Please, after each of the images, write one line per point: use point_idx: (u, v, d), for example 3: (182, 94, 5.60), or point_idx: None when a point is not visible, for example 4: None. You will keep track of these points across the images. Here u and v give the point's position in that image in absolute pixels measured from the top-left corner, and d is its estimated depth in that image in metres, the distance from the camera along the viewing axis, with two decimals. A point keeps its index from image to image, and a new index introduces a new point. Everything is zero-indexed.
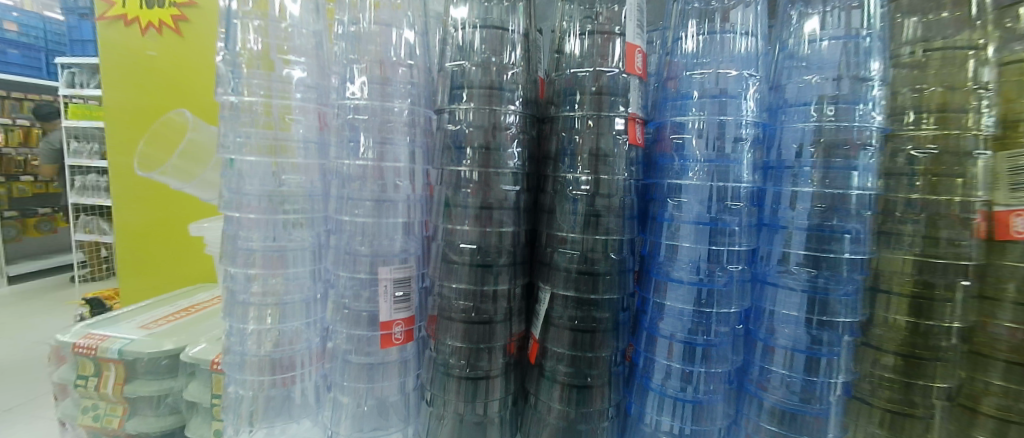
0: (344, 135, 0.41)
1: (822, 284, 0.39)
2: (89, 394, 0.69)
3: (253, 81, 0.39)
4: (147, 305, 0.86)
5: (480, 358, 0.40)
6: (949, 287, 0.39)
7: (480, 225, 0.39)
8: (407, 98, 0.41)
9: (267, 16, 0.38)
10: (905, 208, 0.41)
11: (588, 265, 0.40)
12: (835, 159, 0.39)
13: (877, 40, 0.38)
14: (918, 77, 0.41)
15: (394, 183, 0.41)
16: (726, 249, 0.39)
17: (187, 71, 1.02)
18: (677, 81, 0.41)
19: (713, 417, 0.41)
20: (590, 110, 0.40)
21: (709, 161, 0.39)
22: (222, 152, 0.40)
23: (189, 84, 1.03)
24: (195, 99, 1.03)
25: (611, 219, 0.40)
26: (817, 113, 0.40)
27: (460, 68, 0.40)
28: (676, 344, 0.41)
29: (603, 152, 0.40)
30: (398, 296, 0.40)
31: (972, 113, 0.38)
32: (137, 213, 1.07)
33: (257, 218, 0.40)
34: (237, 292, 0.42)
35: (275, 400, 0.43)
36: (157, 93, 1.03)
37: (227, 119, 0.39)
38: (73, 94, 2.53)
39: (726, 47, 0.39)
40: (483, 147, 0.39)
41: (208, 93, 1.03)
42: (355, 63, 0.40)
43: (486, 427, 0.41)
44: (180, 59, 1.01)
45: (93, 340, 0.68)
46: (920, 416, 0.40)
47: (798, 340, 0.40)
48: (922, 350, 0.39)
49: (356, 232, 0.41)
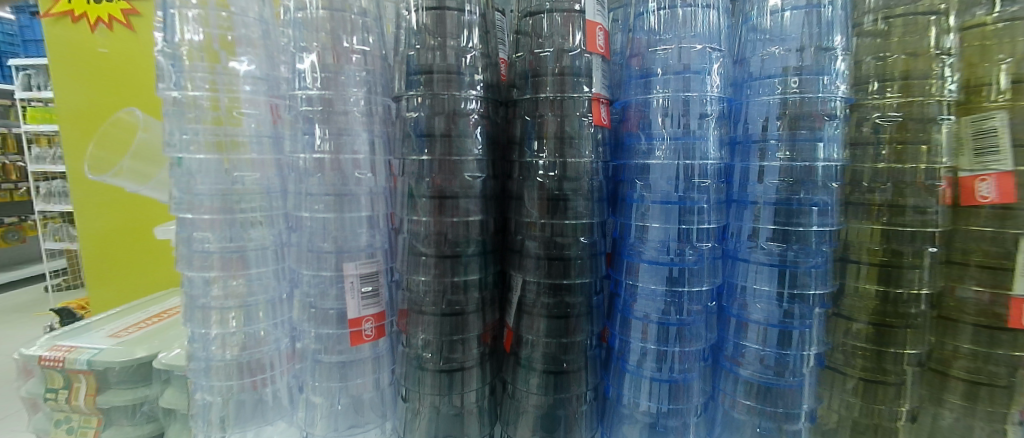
0: (298, 127, 0.40)
1: (791, 257, 0.39)
2: (60, 407, 0.68)
3: (196, 74, 0.37)
4: (119, 312, 0.83)
5: (453, 350, 0.40)
6: (916, 255, 0.39)
7: (446, 215, 0.38)
8: (363, 86, 0.40)
9: (207, 5, 0.37)
10: (871, 178, 0.41)
11: (557, 250, 0.39)
12: (801, 131, 0.38)
13: (838, 9, 0.38)
14: (881, 45, 0.41)
15: (355, 176, 0.40)
16: (696, 227, 0.39)
17: (140, 63, 1.06)
18: (641, 58, 0.40)
19: (690, 395, 0.41)
20: (553, 92, 0.38)
21: (675, 138, 0.39)
22: (170, 151, 0.38)
23: (139, 84, 1.07)
24: (143, 97, 1.07)
25: (579, 202, 0.39)
26: (781, 86, 0.39)
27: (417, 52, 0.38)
28: (651, 325, 0.40)
29: (569, 134, 0.39)
30: (366, 292, 0.39)
31: (934, 79, 0.39)
32: (105, 220, 1.10)
33: (211, 218, 0.39)
34: (196, 296, 0.40)
35: (245, 405, 0.42)
36: (105, 92, 1.06)
37: (173, 116, 0.38)
38: (32, 98, 2.40)
39: (688, 22, 0.38)
40: (444, 134, 0.38)
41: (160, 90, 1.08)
42: (305, 51, 0.38)
43: (464, 419, 0.41)
44: (133, 53, 1.05)
45: (60, 352, 0.66)
46: (892, 383, 0.40)
47: (771, 314, 0.40)
48: (893, 317, 0.40)
49: (318, 229, 0.40)
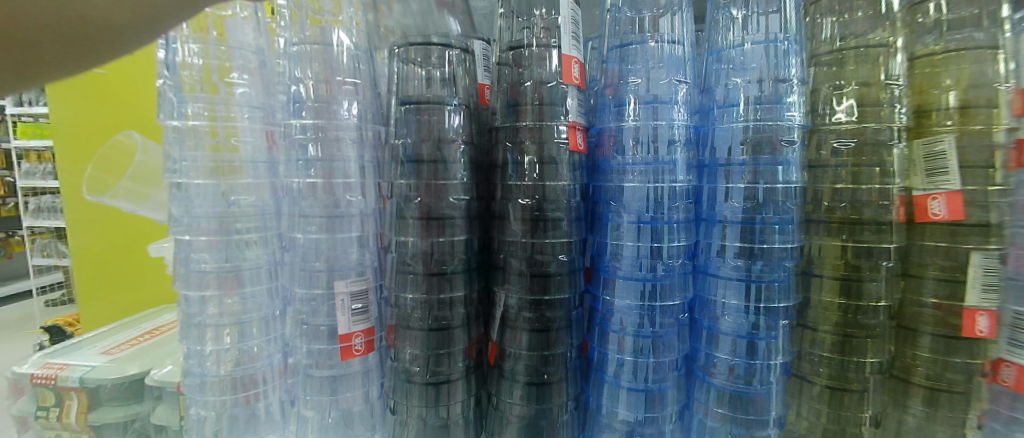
0: (293, 153, 0.42)
1: (756, 273, 0.42)
2: (51, 425, 0.68)
3: (196, 104, 0.39)
4: (111, 330, 0.84)
5: (439, 363, 0.41)
6: (874, 269, 0.42)
7: (431, 235, 0.41)
8: (355, 114, 0.42)
9: (206, 40, 0.39)
10: (831, 197, 0.44)
11: (538, 267, 0.42)
12: (762, 156, 0.41)
13: (794, 43, 0.41)
14: (837, 73, 0.44)
15: (345, 198, 0.42)
16: (667, 244, 0.41)
17: (135, 83, 1.10)
18: (614, 88, 0.43)
19: (665, 403, 0.43)
20: (532, 120, 0.41)
21: (647, 163, 0.41)
22: (170, 176, 0.40)
23: (136, 106, 1.11)
24: (138, 120, 1.11)
25: (557, 222, 0.42)
26: (744, 114, 0.42)
27: (405, 85, 0.41)
28: (627, 338, 0.42)
29: (547, 159, 0.41)
30: (356, 309, 0.41)
31: (885, 107, 0.42)
32: (96, 237, 1.11)
33: (208, 240, 0.41)
34: (193, 315, 0.42)
35: (238, 419, 0.43)
36: (100, 112, 1.09)
37: (172, 142, 0.40)
38: (22, 113, 2.39)
39: (657, 54, 0.41)
40: (430, 159, 0.40)
41: (155, 113, 1.12)
42: (300, 82, 0.41)
43: (450, 429, 0.43)
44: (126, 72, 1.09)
45: (52, 370, 0.67)
46: (855, 390, 0.43)
47: (740, 326, 0.43)
48: (855, 328, 0.42)
49: (310, 248, 0.42)
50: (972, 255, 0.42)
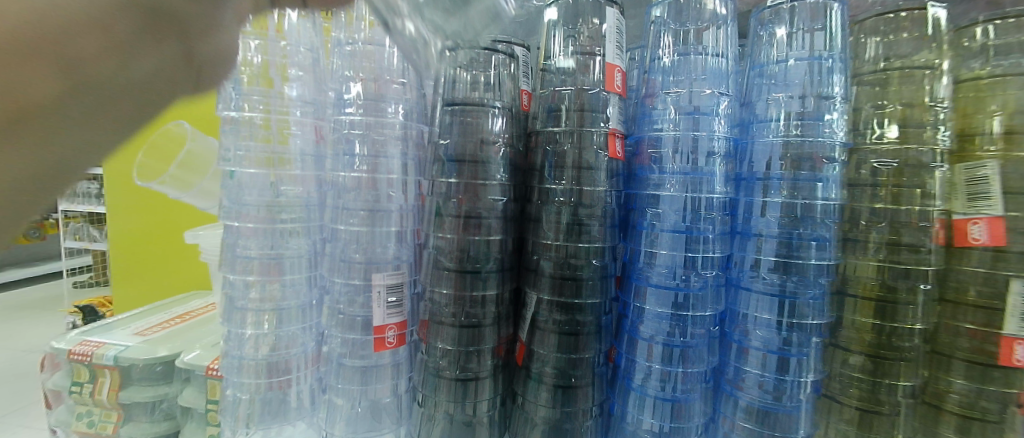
0: (340, 148, 0.43)
1: (790, 288, 0.42)
2: (83, 400, 0.70)
3: (253, 97, 0.42)
4: (142, 312, 0.86)
5: (469, 360, 0.42)
6: (911, 291, 0.42)
7: (469, 234, 0.41)
8: (401, 113, 0.44)
9: (266, 37, 0.42)
10: (869, 216, 0.43)
11: (571, 270, 0.42)
12: (802, 172, 0.41)
13: (839, 60, 0.41)
14: (879, 93, 0.44)
15: (387, 194, 0.43)
16: (701, 255, 0.42)
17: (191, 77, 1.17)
18: (654, 98, 0.44)
19: (690, 414, 0.43)
20: (572, 125, 0.42)
21: (684, 173, 0.42)
22: (223, 163, 0.43)
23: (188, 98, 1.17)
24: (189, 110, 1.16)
25: (592, 227, 0.42)
26: (785, 129, 0.42)
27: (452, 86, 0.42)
28: (656, 346, 0.43)
29: (586, 164, 0.42)
30: (391, 302, 0.42)
31: (929, 129, 0.41)
32: (137, 221, 1.17)
33: (255, 226, 0.43)
34: (236, 298, 0.44)
35: (271, 404, 0.45)
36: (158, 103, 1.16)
37: (229, 132, 0.42)
38: None
39: (700, 67, 0.42)
40: (471, 159, 0.41)
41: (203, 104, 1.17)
42: (351, 80, 0.43)
43: (475, 427, 0.43)
44: None
45: (89, 347, 0.69)
46: (886, 413, 0.42)
47: (770, 341, 0.43)
48: (887, 350, 0.42)
49: (351, 240, 0.43)
50: (1011, 282, 0.41)
